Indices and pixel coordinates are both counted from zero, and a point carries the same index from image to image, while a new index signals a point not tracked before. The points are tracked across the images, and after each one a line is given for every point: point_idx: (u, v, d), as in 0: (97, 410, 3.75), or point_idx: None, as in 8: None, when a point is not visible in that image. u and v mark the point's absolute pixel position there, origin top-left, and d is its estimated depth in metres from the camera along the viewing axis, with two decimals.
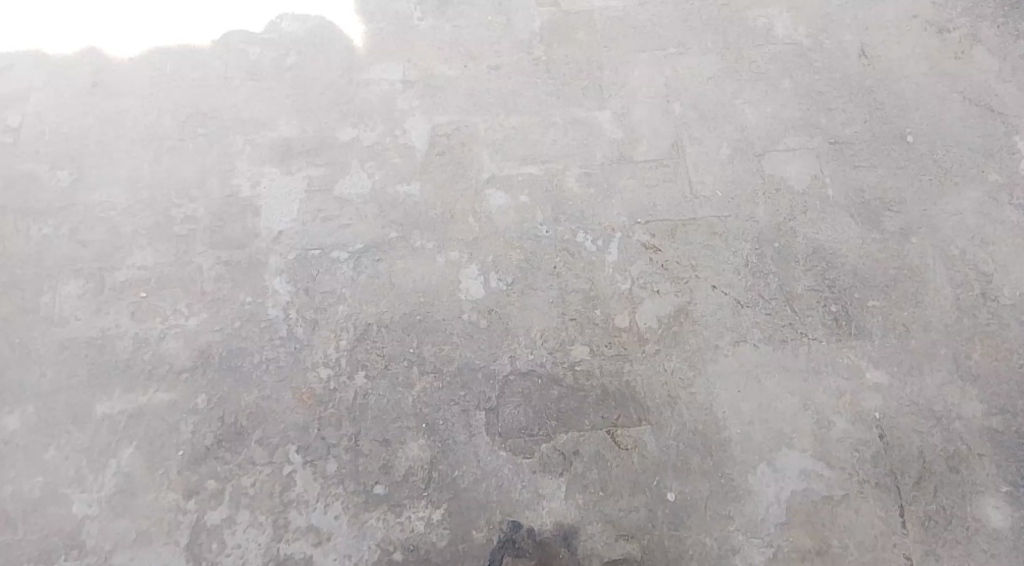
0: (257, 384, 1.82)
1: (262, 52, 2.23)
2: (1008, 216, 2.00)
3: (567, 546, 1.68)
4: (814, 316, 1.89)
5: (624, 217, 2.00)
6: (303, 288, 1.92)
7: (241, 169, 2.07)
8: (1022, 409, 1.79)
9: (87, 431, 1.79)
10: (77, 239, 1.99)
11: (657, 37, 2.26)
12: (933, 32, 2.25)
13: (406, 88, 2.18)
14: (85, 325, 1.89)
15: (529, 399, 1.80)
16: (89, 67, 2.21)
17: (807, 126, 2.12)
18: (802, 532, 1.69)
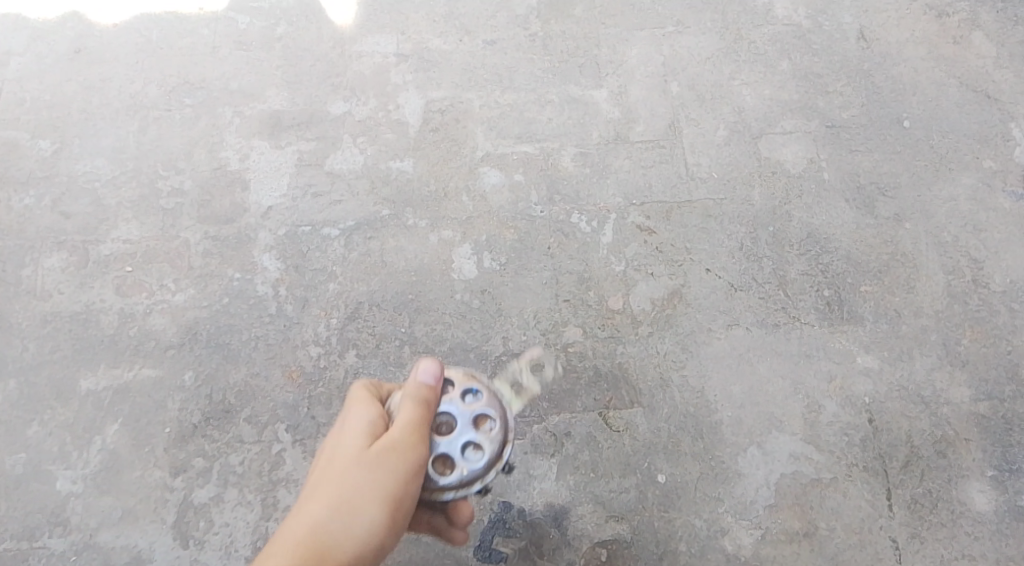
0: (245, 361, 1.80)
1: (252, 21, 2.19)
2: (1001, 203, 2.00)
3: (557, 526, 1.68)
4: (807, 300, 1.88)
5: (619, 198, 1.99)
6: (293, 265, 1.90)
7: (230, 142, 2.03)
8: (1009, 395, 1.80)
9: (72, 407, 1.77)
10: (60, 210, 1.95)
11: (655, 15, 2.23)
12: (933, 16, 2.23)
13: (399, 62, 2.14)
14: (68, 299, 1.86)
15: (521, 380, 1.79)
16: (71, 33, 2.16)
17: (804, 109, 2.11)
18: (790, 514, 1.69)
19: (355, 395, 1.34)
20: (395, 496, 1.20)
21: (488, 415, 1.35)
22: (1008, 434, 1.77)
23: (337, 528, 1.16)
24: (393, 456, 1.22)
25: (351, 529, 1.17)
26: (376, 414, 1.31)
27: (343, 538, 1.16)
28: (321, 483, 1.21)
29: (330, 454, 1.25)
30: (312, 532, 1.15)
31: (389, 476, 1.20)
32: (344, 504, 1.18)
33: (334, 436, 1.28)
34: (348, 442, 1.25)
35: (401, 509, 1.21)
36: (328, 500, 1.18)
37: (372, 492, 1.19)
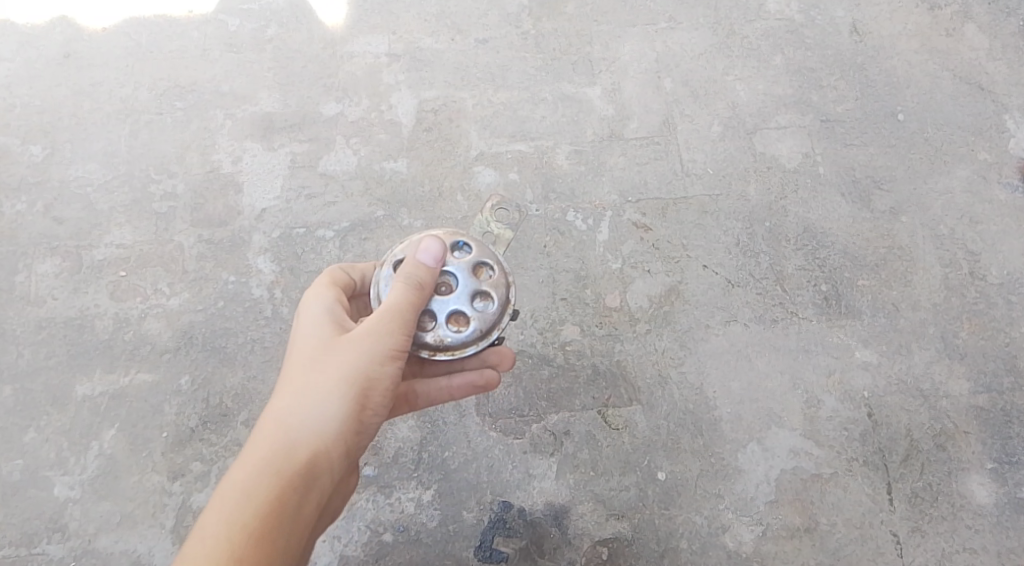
0: (241, 365, 1.79)
1: (242, 23, 2.17)
2: (996, 194, 1.99)
3: (558, 526, 1.68)
4: (805, 295, 1.88)
5: (614, 195, 1.98)
6: (288, 267, 1.89)
7: (223, 145, 2.02)
8: (1007, 386, 1.80)
9: (67, 413, 1.75)
10: (53, 215, 1.94)
11: (648, 11, 2.22)
12: (925, 9, 2.23)
13: (391, 62, 2.13)
14: (62, 305, 1.85)
15: (520, 380, 1.78)
16: (61, 37, 2.14)
17: (799, 103, 2.10)
18: (791, 509, 1.69)
19: (321, 291, 1.41)
20: (362, 379, 1.26)
21: (477, 261, 1.39)
22: (1007, 426, 1.77)
23: (307, 413, 1.24)
24: (359, 341, 1.27)
25: (323, 412, 1.24)
26: (336, 301, 1.40)
27: (315, 421, 1.24)
28: (291, 370, 1.29)
29: (297, 347, 1.32)
30: (285, 419, 1.24)
31: (354, 360, 1.26)
32: (313, 391, 1.25)
33: (300, 327, 1.35)
34: (314, 333, 1.32)
35: (371, 391, 1.27)
36: (298, 386, 1.26)
37: (337, 377, 1.25)
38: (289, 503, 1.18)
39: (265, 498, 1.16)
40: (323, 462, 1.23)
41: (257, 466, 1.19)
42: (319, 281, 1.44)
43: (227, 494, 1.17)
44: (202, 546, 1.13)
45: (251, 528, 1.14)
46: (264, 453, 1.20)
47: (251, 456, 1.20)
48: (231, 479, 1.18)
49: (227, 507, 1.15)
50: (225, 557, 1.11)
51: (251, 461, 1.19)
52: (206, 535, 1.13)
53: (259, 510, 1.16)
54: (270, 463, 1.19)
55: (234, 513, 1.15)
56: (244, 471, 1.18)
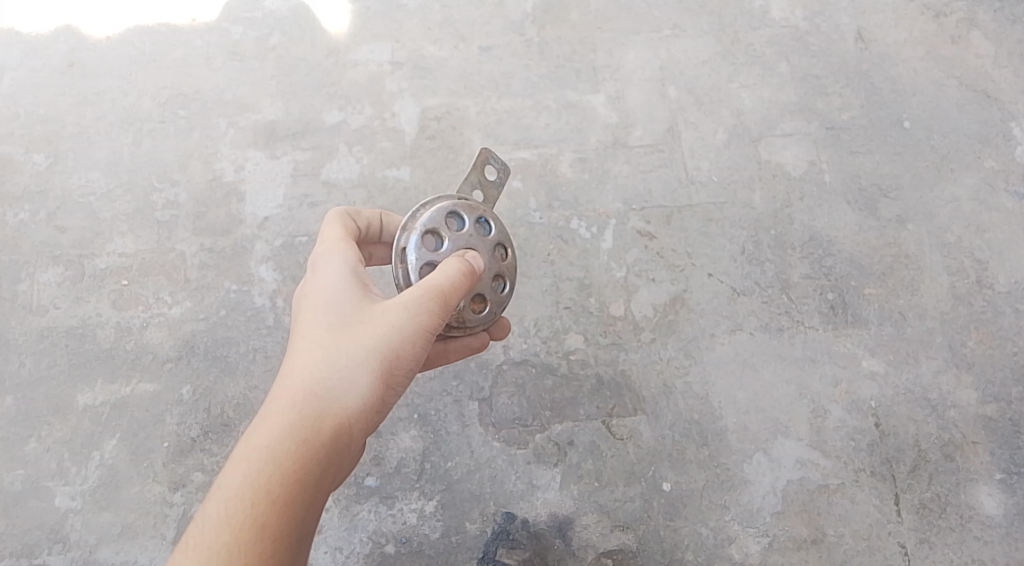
0: (243, 374, 1.78)
1: (246, 31, 2.17)
2: (1003, 202, 1.98)
3: (562, 537, 1.66)
4: (811, 304, 1.86)
5: (618, 203, 1.97)
6: (290, 276, 1.88)
7: (226, 153, 2.02)
8: (1016, 396, 1.78)
9: (68, 423, 1.74)
10: (56, 224, 1.93)
11: (652, 19, 2.21)
12: (931, 16, 2.22)
13: (395, 70, 2.12)
14: (64, 314, 1.84)
15: (523, 389, 1.77)
16: (64, 46, 2.14)
17: (804, 111, 2.09)
18: (798, 521, 1.67)
19: (340, 248, 1.30)
20: (395, 355, 1.18)
21: (499, 244, 1.35)
22: (1016, 436, 1.75)
23: (335, 384, 1.15)
24: (394, 314, 1.18)
25: (352, 387, 1.16)
26: (356, 262, 1.29)
27: (342, 393, 1.16)
28: (314, 334, 1.19)
29: (319, 309, 1.22)
30: (310, 387, 1.14)
31: (388, 334, 1.18)
32: (340, 361, 1.16)
33: (320, 287, 1.25)
34: (339, 297, 1.22)
35: (400, 369, 1.19)
36: (324, 352, 1.17)
37: (370, 351, 1.17)
38: (313, 476, 1.11)
39: (293, 467, 1.09)
40: (348, 438, 1.16)
41: (282, 434, 1.10)
42: (336, 235, 1.33)
43: (250, 458, 1.08)
44: (226, 508, 1.05)
45: (277, 495, 1.07)
46: (289, 420, 1.11)
47: (274, 421, 1.11)
48: (253, 444, 1.10)
49: (250, 471, 1.07)
50: (249, 524, 1.04)
51: (275, 428, 1.10)
52: (227, 498, 1.06)
53: (285, 478, 1.08)
54: (296, 432, 1.11)
55: (258, 479, 1.07)
56: (269, 437, 1.10)
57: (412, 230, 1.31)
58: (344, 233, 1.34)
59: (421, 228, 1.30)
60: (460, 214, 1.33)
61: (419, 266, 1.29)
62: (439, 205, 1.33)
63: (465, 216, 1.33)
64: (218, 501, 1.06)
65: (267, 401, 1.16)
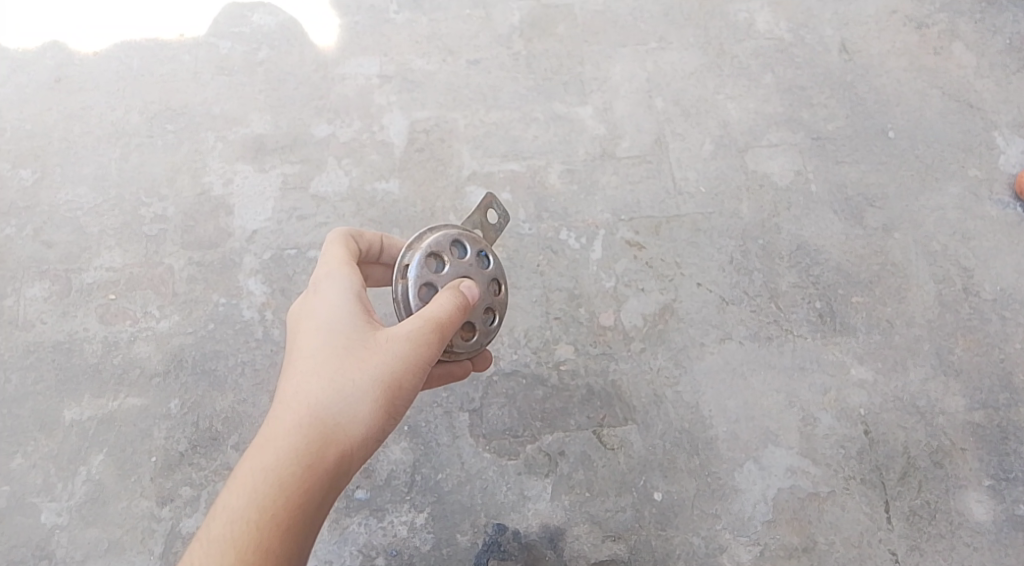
0: (232, 388, 1.77)
1: (234, 46, 2.18)
2: (987, 211, 2.00)
3: (554, 548, 1.66)
4: (799, 312, 1.87)
5: (607, 213, 1.98)
6: (279, 289, 1.88)
7: (215, 167, 2.02)
8: (1004, 402, 1.79)
9: (55, 439, 1.73)
10: (42, 239, 1.93)
11: (638, 32, 2.23)
12: (913, 28, 2.25)
13: (383, 83, 2.14)
14: (51, 329, 1.83)
15: (513, 399, 1.77)
16: (52, 61, 2.14)
17: (789, 121, 2.11)
18: (789, 529, 1.67)
19: (343, 270, 1.28)
20: (397, 385, 1.18)
21: (496, 278, 1.36)
22: (1004, 442, 1.75)
23: (338, 410, 1.14)
24: (399, 343, 1.18)
25: (355, 415, 1.15)
26: (359, 285, 1.28)
27: (346, 421, 1.14)
28: (316, 357, 1.17)
29: (321, 331, 1.20)
30: (314, 411, 1.13)
31: (392, 363, 1.17)
32: (345, 388, 1.15)
33: (322, 308, 1.23)
34: (341, 320, 1.21)
35: (401, 398, 1.19)
36: (327, 376, 1.15)
37: (375, 379, 1.16)
38: (314, 502, 1.10)
39: (296, 492, 1.08)
40: (349, 466, 1.15)
41: (286, 458, 1.09)
42: (339, 256, 1.31)
43: (255, 481, 1.08)
44: (229, 529, 1.06)
45: (280, 520, 1.07)
46: (293, 444, 1.10)
47: (277, 444, 1.10)
48: (256, 466, 1.09)
49: (254, 493, 1.07)
50: (253, 548, 1.05)
51: (279, 451, 1.09)
52: (232, 520, 1.06)
53: (289, 504, 1.08)
54: (300, 456, 1.10)
55: (262, 503, 1.07)
56: (273, 460, 1.09)
57: (416, 249, 1.31)
58: (347, 253, 1.33)
59: (425, 249, 1.30)
60: (463, 244, 1.33)
61: (417, 286, 1.28)
62: (444, 231, 1.33)
63: (467, 246, 1.33)
64: (221, 523, 1.06)
65: (268, 422, 1.14)
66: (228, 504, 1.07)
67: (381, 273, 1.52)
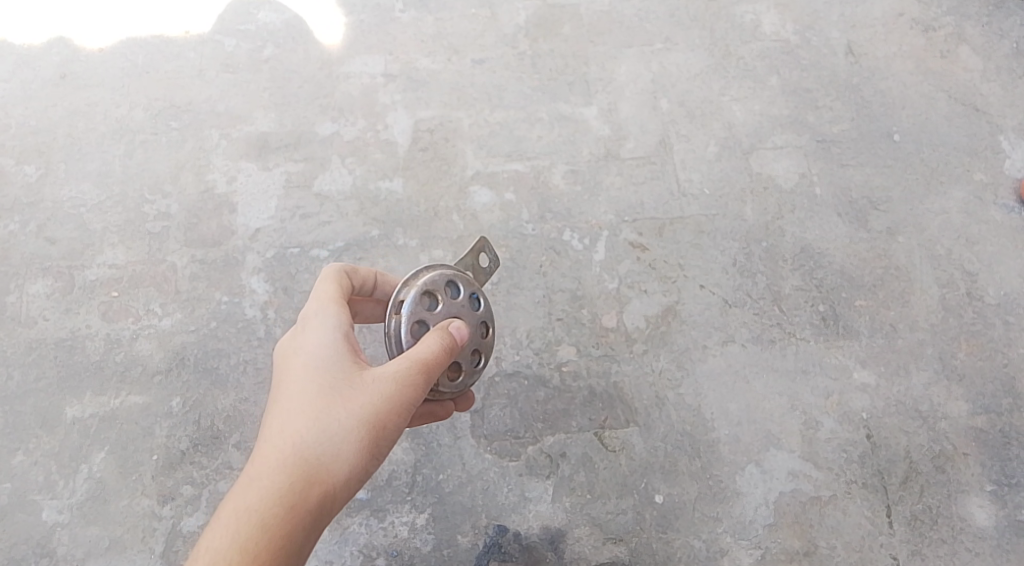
0: (234, 387, 1.77)
1: (239, 43, 2.18)
2: (993, 215, 1.99)
3: (554, 550, 1.65)
4: (802, 316, 1.87)
5: (610, 215, 1.98)
6: (282, 287, 1.87)
7: (218, 164, 2.02)
8: (1007, 407, 1.78)
9: (57, 435, 1.73)
10: (46, 235, 1.93)
11: (643, 32, 2.23)
12: (919, 31, 2.24)
13: (388, 82, 2.13)
14: (54, 326, 1.83)
15: (515, 401, 1.77)
16: (57, 58, 2.15)
17: (795, 123, 2.11)
18: (790, 533, 1.67)
19: (332, 307, 1.28)
20: (383, 425, 1.17)
21: (486, 320, 1.36)
22: (1007, 447, 1.75)
23: (323, 451, 1.14)
24: (384, 383, 1.18)
25: (339, 457, 1.15)
26: (348, 322, 1.28)
27: (331, 462, 1.14)
28: (301, 394, 1.17)
29: (307, 369, 1.20)
30: (297, 451, 1.13)
31: (378, 403, 1.17)
32: (330, 428, 1.15)
33: (309, 346, 1.23)
34: (327, 358, 1.21)
35: (386, 438, 1.18)
36: (312, 417, 1.15)
37: (359, 419, 1.16)
38: (296, 542, 1.10)
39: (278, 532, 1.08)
40: (333, 506, 1.14)
41: (270, 500, 1.09)
42: (327, 292, 1.31)
43: (238, 522, 1.08)
44: None
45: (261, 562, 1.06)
46: (276, 485, 1.10)
47: (260, 485, 1.10)
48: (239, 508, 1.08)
49: (236, 535, 1.07)
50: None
51: (262, 493, 1.09)
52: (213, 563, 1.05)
53: (271, 546, 1.07)
54: (283, 499, 1.10)
55: (243, 544, 1.06)
56: (256, 502, 1.09)
57: (410, 286, 1.31)
58: (337, 289, 1.32)
59: (420, 287, 1.30)
60: (457, 284, 1.33)
61: (410, 322, 1.28)
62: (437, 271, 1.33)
63: (461, 287, 1.34)
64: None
65: (252, 462, 1.14)
66: (210, 546, 1.07)
67: (371, 309, 1.52)
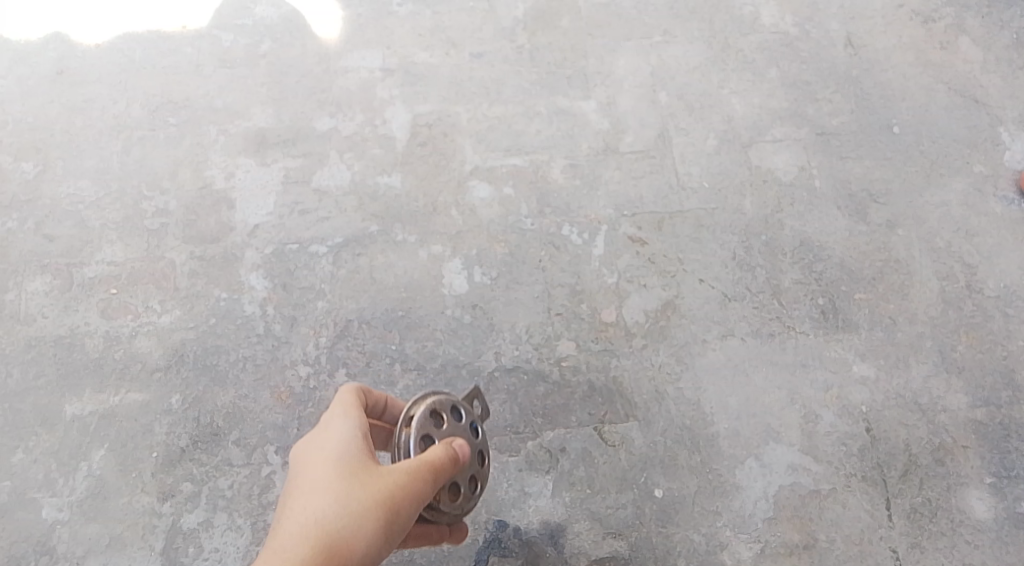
0: (233, 383, 1.77)
1: (236, 38, 2.17)
2: (992, 207, 1.99)
3: (554, 545, 1.65)
4: (802, 309, 1.86)
5: (609, 209, 1.97)
6: (280, 283, 1.87)
7: (216, 160, 2.01)
8: (1006, 400, 1.78)
9: (57, 433, 1.73)
10: (44, 233, 1.93)
11: (642, 25, 2.22)
12: (919, 22, 2.23)
13: (385, 76, 2.13)
14: (53, 324, 1.83)
15: (515, 396, 1.77)
16: (53, 54, 2.14)
17: (794, 116, 2.10)
18: (790, 526, 1.67)
19: (351, 403, 1.30)
20: (397, 510, 1.17)
21: (483, 449, 1.38)
22: (1006, 440, 1.75)
23: (338, 534, 1.14)
24: (399, 471, 1.18)
25: (354, 540, 1.14)
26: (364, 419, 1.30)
27: (345, 545, 1.14)
28: (320, 489, 1.18)
29: (325, 464, 1.21)
30: (315, 536, 1.13)
31: (393, 488, 1.17)
32: (346, 512, 1.15)
33: (328, 436, 1.25)
34: (345, 455, 1.21)
35: (401, 524, 1.18)
36: (329, 500, 1.16)
37: (374, 502, 1.16)
38: None
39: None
40: None
41: None
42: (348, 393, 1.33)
43: None
44: None
45: None
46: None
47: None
48: None
49: None
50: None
51: None
52: None
53: None
54: None
55: None
56: None
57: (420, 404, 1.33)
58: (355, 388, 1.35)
59: (429, 404, 1.32)
60: (460, 409, 1.37)
61: (418, 436, 1.28)
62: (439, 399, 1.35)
63: (463, 411, 1.37)
64: None
65: (269, 546, 1.14)
66: None
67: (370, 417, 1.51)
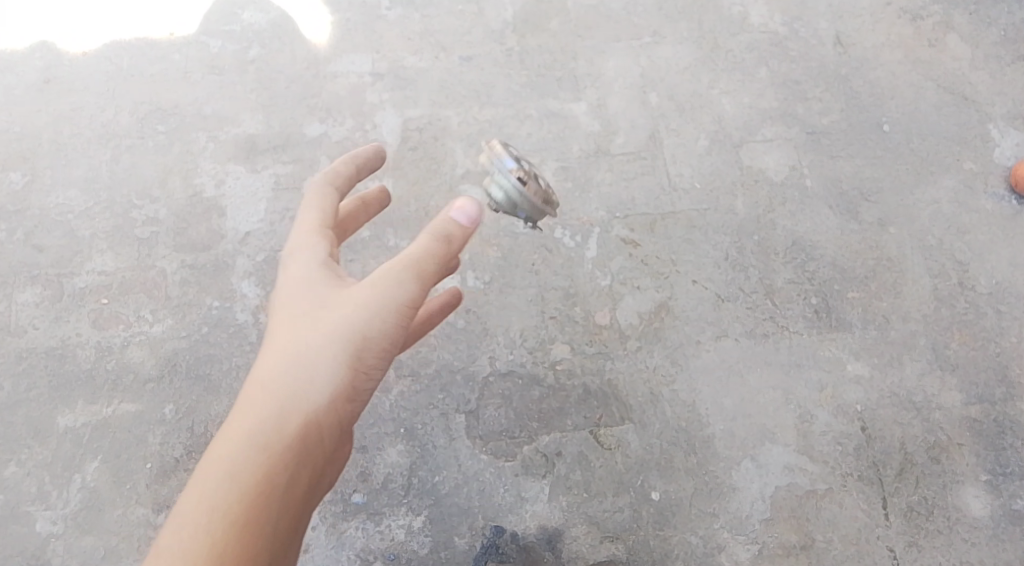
0: (227, 392, 1.76)
1: (224, 44, 2.16)
2: (983, 204, 1.99)
3: (552, 549, 1.65)
4: (795, 309, 1.87)
5: (602, 211, 1.97)
6: (273, 291, 1.86)
7: (206, 168, 2.00)
8: (1000, 396, 1.79)
9: (49, 445, 1.72)
10: (33, 243, 1.91)
11: (631, 26, 2.22)
12: (907, 20, 2.24)
13: (375, 81, 2.12)
14: (44, 335, 1.82)
15: (510, 400, 1.77)
16: (40, 63, 2.12)
17: (784, 116, 2.10)
18: (787, 527, 1.67)
19: (316, 234, 1.24)
20: (365, 337, 1.12)
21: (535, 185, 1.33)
22: (1001, 437, 1.75)
23: (306, 388, 1.10)
24: (364, 296, 1.12)
25: (319, 381, 1.10)
26: (331, 251, 1.24)
27: (311, 390, 1.10)
28: (284, 350, 1.12)
29: (287, 316, 1.15)
30: (280, 393, 1.09)
31: (357, 319, 1.11)
32: (310, 354, 1.11)
33: (292, 276, 1.19)
34: (310, 293, 1.16)
35: (372, 352, 1.13)
36: (292, 353, 1.11)
37: (338, 336, 1.11)
38: (286, 480, 1.06)
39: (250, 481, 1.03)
40: (316, 436, 1.09)
41: (252, 439, 1.05)
42: (311, 220, 1.27)
43: (223, 460, 1.03)
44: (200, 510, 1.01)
45: (251, 496, 1.02)
46: (256, 423, 1.06)
47: (242, 426, 1.06)
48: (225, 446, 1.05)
49: (226, 470, 1.03)
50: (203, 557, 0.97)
51: (245, 430, 1.06)
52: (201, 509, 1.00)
53: (257, 483, 1.03)
54: (265, 435, 1.06)
55: (231, 486, 1.02)
56: (240, 442, 1.05)
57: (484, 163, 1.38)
58: (321, 214, 1.28)
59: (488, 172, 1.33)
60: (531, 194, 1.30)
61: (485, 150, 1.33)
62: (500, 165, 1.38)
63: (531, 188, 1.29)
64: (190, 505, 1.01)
65: (239, 401, 1.11)
66: (198, 484, 1.02)
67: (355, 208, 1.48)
